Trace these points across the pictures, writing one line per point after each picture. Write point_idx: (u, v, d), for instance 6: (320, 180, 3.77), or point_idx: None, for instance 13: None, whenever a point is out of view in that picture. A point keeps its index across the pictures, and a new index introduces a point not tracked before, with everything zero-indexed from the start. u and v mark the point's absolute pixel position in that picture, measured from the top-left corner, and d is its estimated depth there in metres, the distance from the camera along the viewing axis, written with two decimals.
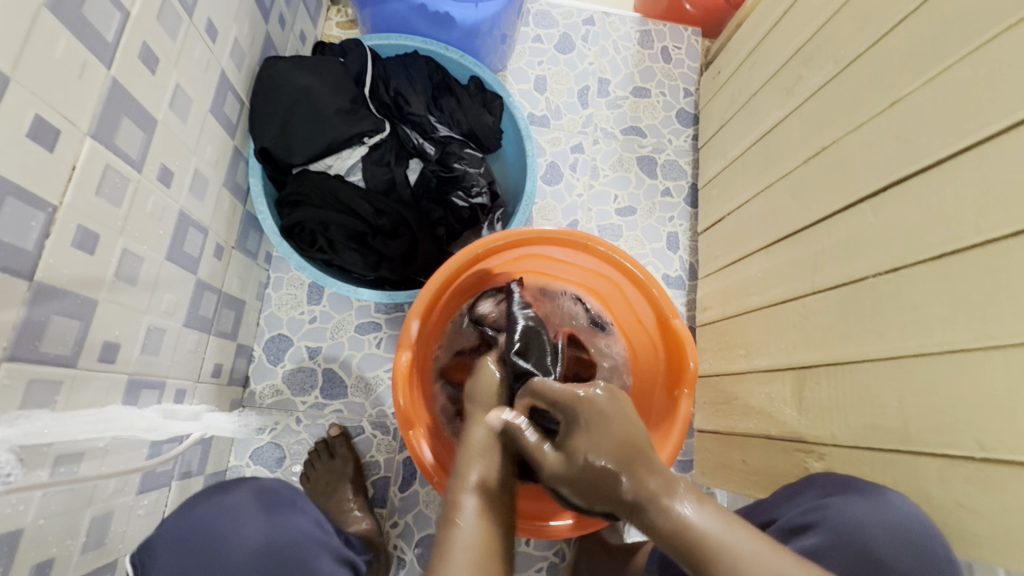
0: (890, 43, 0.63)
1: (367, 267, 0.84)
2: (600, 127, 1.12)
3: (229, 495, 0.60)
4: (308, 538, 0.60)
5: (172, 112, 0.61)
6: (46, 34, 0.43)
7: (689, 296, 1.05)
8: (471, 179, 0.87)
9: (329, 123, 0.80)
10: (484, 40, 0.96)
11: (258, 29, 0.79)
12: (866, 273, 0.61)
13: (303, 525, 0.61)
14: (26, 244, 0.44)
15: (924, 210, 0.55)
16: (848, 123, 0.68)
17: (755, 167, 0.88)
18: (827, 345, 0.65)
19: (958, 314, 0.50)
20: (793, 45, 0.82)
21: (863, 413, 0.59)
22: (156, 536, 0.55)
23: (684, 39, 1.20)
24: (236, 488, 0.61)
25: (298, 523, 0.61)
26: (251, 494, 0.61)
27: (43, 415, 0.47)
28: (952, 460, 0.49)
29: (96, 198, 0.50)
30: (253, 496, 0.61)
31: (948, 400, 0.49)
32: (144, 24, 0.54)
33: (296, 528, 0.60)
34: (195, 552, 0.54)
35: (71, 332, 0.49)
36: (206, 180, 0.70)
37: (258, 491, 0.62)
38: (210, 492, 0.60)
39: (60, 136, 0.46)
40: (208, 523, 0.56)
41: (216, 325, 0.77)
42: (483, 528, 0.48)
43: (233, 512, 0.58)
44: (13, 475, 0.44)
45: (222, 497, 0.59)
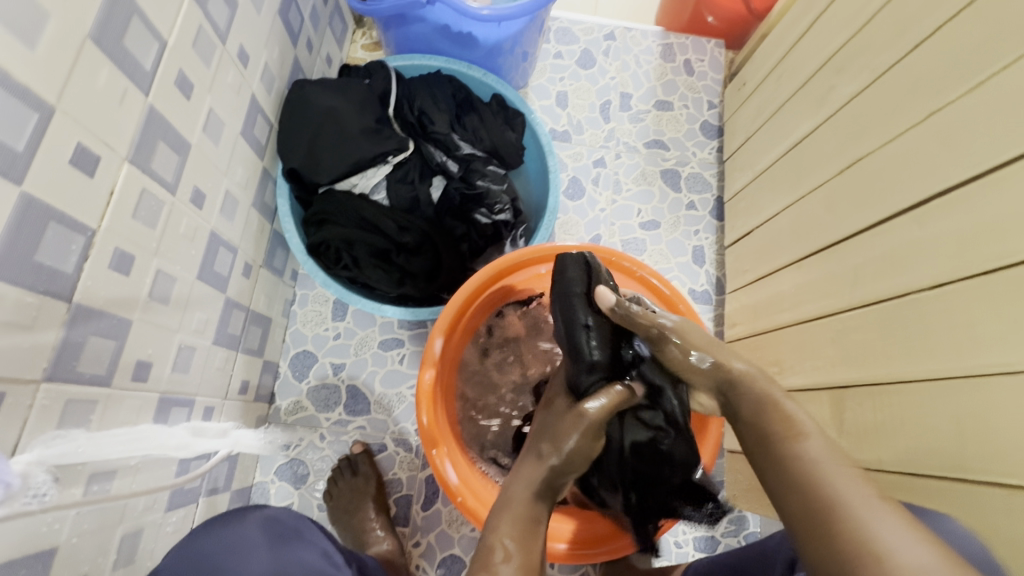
0: (924, 52, 0.61)
1: (391, 284, 0.84)
2: (622, 141, 1.11)
3: (239, 527, 0.59)
4: (315, 569, 0.59)
5: (205, 136, 0.62)
6: (90, 66, 0.45)
7: (716, 311, 1.03)
8: (493, 196, 0.87)
9: (356, 143, 0.81)
10: (506, 58, 0.97)
11: (287, 53, 0.81)
12: (908, 288, 0.59)
13: (309, 558, 0.60)
14: (66, 268, 0.45)
15: (970, 223, 0.53)
16: (882, 134, 0.66)
17: (784, 179, 0.86)
18: (867, 364, 0.63)
19: (1012, 334, 0.47)
20: (821, 56, 0.80)
21: (912, 437, 0.56)
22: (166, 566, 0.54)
23: (707, 51, 1.19)
24: (248, 519, 0.60)
25: (300, 558, 0.59)
26: (260, 526, 0.60)
27: (79, 434, 0.48)
28: (1010, 490, 0.46)
29: (133, 221, 0.52)
30: (262, 527, 0.60)
31: (1005, 425, 0.46)
32: (180, 51, 0.56)
33: (298, 563, 0.58)
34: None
35: (107, 353, 0.50)
36: (236, 201, 0.72)
37: (268, 522, 0.61)
38: (225, 517, 0.59)
39: (100, 162, 0.47)
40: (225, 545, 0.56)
41: (243, 342, 0.79)
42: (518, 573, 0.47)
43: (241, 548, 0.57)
44: (48, 493, 0.45)
45: (231, 527, 0.58)
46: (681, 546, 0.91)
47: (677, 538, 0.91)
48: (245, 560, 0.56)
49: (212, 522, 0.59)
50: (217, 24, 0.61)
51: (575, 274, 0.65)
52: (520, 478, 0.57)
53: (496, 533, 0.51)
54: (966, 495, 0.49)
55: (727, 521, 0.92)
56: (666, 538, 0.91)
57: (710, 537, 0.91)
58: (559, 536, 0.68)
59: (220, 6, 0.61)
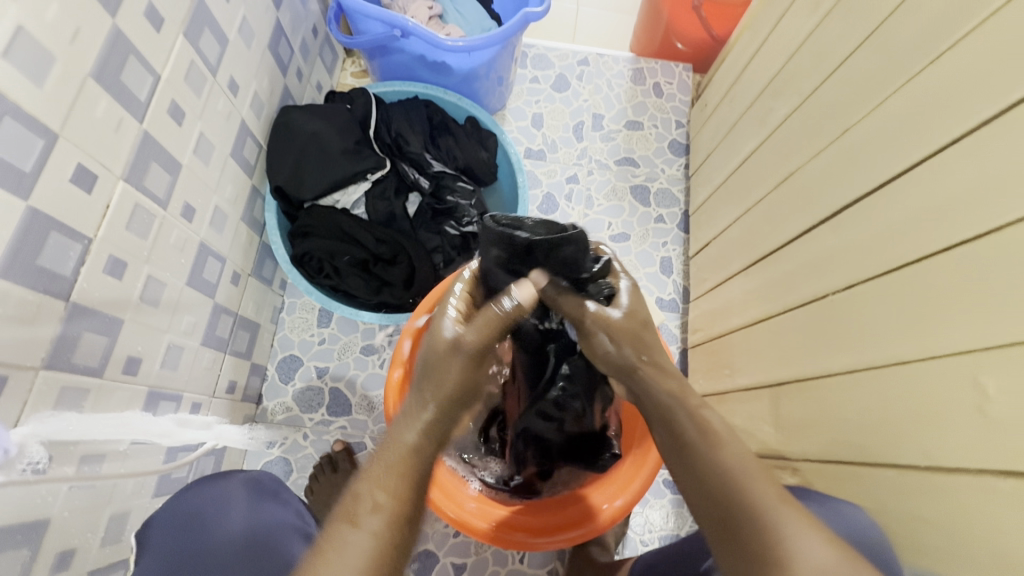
0: (840, 76, 0.68)
1: (370, 291, 0.90)
2: (594, 158, 1.18)
3: (224, 482, 0.65)
4: (287, 525, 0.64)
5: (196, 157, 0.70)
6: (91, 98, 0.52)
7: (683, 318, 1.08)
8: (462, 211, 0.95)
9: (336, 163, 0.90)
10: (481, 83, 1.05)
11: (277, 82, 0.89)
12: (827, 291, 0.64)
13: (283, 515, 0.65)
14: (65, 270, 0.52)
15: (874, 230, 0.58)
16: (808, 151, 0.72)
17: (735, 192, 0.92)
18: (798, 363, 0.67)
19: (904, 329, 0.52)
20: (764, 79, 0.87)
21: (831, 428, 0.61)
22: (157, 516, 0.61)
23: (675, 75, 1.26)
24: (232, 478, 0.66)
25: (278, 515, 0.65)
26: (242, 485, 0.66)
27: (71, 416, 0.54)
28: (906, 471, 0.51)
29: (125, 231, 0.59)
30: (243, 486, 0.65)
31: (900, 412, 0.51)
32: (173, 84, 0.64)
33: (275, 519, 0.64)
34: (189, 534, 0.60)
35: (100, 346, 0.57)
36: (225, 215, 0.79)
37: (250, 483, 0.67)
38: (207, 478, 0.65)
39: (98, 180, 0.54)
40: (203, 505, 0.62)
41: (231, 345, 0.85)
42: (383, 527, 0.43)
43: (221, 500, 0.63)
44: (43, 466, 0.51)
45: (214, 486, 0.64)
46: (647, 544, 0.94)
47: (643, 536, 0.95)
48: (223, 517, 0.62)
49: (194, 482, 0.65)
50: (208, 58, 0.69)
51: (570, 250, 0.61)
52: (416, 414, 0.51)
53: (366, 478, 0.46)
54: (873, 478, 0.54)
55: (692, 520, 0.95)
56: (632, 536, 0.95)
57: (675, 535, 0.95)
58: (515, 525, 0.72)
59: (211, 44, 0.69)
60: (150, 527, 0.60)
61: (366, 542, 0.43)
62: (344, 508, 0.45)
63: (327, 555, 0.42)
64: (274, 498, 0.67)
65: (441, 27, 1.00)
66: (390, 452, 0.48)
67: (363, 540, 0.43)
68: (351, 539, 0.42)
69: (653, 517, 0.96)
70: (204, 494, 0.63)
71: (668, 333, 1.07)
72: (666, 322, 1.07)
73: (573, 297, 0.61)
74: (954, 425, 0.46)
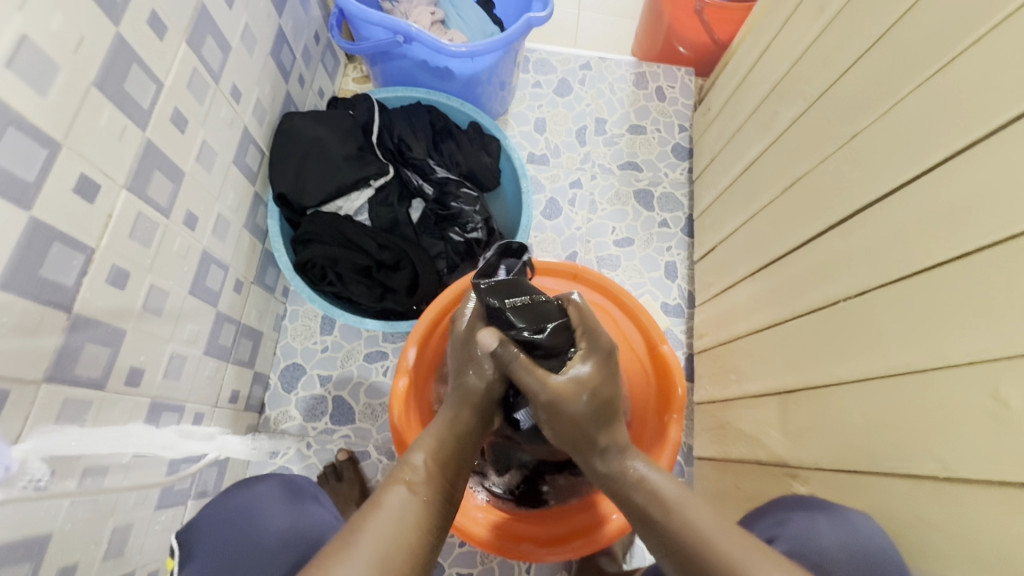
0: (846, 80, 0.67)
1: (374, 298, 0.90)
2: (597, 163, 1.18)
3: (256, 488, 0.64)
4: (329, 526, 0.64)
5: (198, 165, 0.69)
6: (93, 107, 0.52)
7: (688, 324, 1.07)
8: (466, 217, 0.94)
9: (339, 169, 0.89)
10: (484, 88, 1.04)
11: (279, 88, 0.89)
12: (836, 297, 0.63)
13: (325, 516, 0.64)
14: (67, 280, 0.51)
15: (884, 235, 0.58)
16: (815, 155, 0.72)
17: (740, 196, 0.92)
18: (807, 370, 0.67)
19: (917, 336, 0.51)
20: (768, 84, 0.87)
21: (836, 435, 0.60)
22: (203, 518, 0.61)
23: (678, 79, 1.26)
24: (264, 480, 0.66)
25: (318, 515, 0.64)
26: (278, 485, 0.65)
27: (73, 429, 0.53)
28: (919, 481, 0.49)
29: (129, 240, 0.58)
30: (279, 488, 0.65)
31: (914, 421, 0.51)
32: (176, 92, 0.63)
33: (316, 519, 0.63)
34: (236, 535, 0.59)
35: (102, 357, 0.56)
36: (228, 223, 0.79)
37: (284, 483, 0.66)
38: (240, 485, 0.65)
39: (101, 189, 0.54)
40: (237, 509, 0.61)
41: (234, 354, 0.84)
42: (425, 492, 0.51)
43: (260, 503, 0.62)
44: (44, 481, 0.50)
45: (247, 489, 0.64)
46: (654, 552, 0.93)
47: None
48: (263, 514, 0.61)
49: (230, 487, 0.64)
50: (211, 66, 0.69)
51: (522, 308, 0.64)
52: (454, 397, 0.62)
53: (415, 450, 0.55)
54: (886, 487, 0.53)
55: None
56: (640, 544, 0.94)
57: None
58: (519, 536, 0.72)
59: (214, 51, 0.69)
60: (201, 526, 0.60)
61: (413, 504, 0.49)
62: (394, 474, 0.52)
63: (379, 509, 0.48)
64: (314, 501, 0.67)
65: (443, 32, 0.99)
66: (434, 428, 0.58)
67: (410, 501, 0.49)
68: (402, 499, 0.49)
69: None
70: (237, 497, 0.63)
71: (673, 339, 1.06)
72: (671, 328, 1.07)
73: (525, 363, 0.60)
74: (968, 432, 0.45)
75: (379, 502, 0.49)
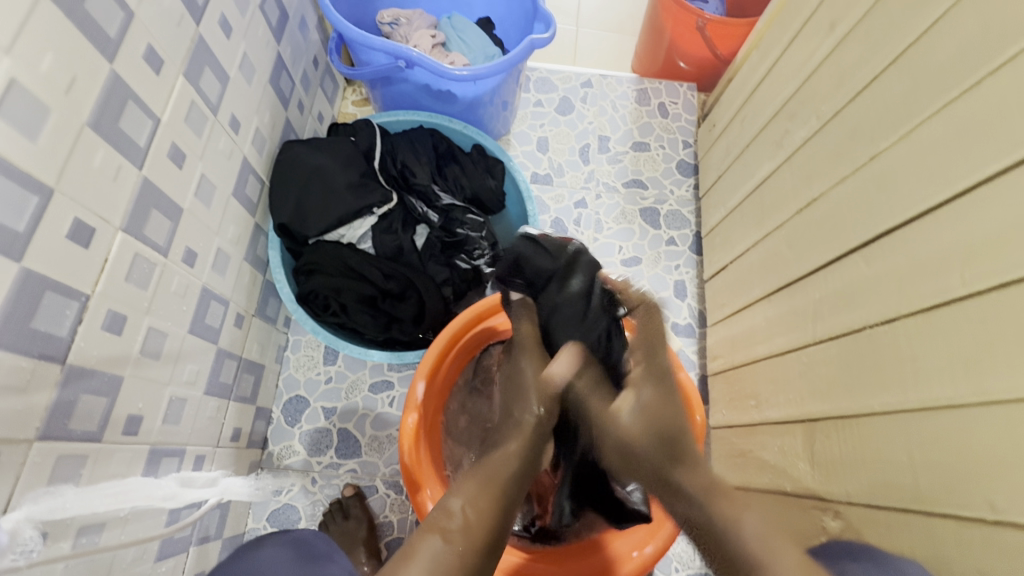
0: (864, 100, 0.66)
1: (379, 328, 0.88)
2: (602, 182, 1.16)
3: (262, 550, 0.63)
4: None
5: (197, 200, 0.67)
6: (87, 148, 0.49)
7: (700, 344, 1.05)
8: (472, 243, 0.92)
9: (341, 197, 0.86)
10: (486, 109, 1.02)
11: (279, 115, 0.87)
12: (865, 323, 0.62)
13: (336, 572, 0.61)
14: (60, 331, 0.48)
15: (913, 261, 0.56)
16: (833, 176, 0.70)
17: (753, 215, 0.90)
18: (836, 398, 0.65)
19: (956, 368, 0.49)
20: (778, 102, 0.86)
21: (875, 468, 0.58)
22: None
23: (680, 94, 1.24)
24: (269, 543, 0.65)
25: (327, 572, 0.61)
26: (287, 545, 0.65)
27: (67, 490, 0.50)
28: (968, 523, 0.47)
29: (125, 284, 0.56)
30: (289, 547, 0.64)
31: (959, 457, 0.48)
32: (174, 127, 0.61)
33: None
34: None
35: (98, 409, 0.54)
36: (228, 256, 0.76)
37: (295, 543, 0.65)
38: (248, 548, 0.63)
39: (96, 233, 0.51)
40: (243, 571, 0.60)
41: (235, 390, 0.82)
42: (462, 537, 0.55)
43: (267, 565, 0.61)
44: (36, 550, 0.47)
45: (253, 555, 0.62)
46: None
47: None
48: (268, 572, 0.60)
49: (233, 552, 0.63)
50: (209, 98, 0.67)
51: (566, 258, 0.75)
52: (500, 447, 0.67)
53: (455, 496, 0.60)
54: (930, 527, 0.51)
55: None
56: None
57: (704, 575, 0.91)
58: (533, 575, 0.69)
59: (212, 82, 0.67)
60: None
61: (446, 552, 0.53)
62: (434, 519, 0.57)
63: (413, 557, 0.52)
64: (327, 558, 0.64)
65: (444, 55, 0.98)
66: (475, 476, 0.62)
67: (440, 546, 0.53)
68: (435, 548, 0.53)
69: (679, 555, 0.91)
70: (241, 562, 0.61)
71: (685, 360, 1.04)
72: (683, 349, 1.05)
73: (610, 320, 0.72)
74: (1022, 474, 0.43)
75: (413, 547, 0.54)
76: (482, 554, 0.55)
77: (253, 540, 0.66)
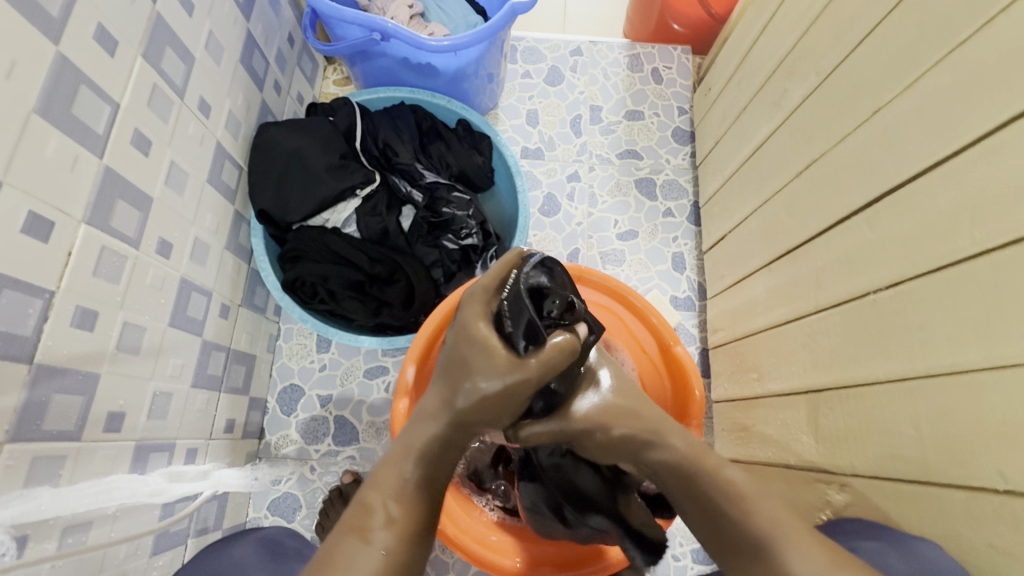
0: (866, 51, 0.62)
1: (368, 314, 0.86)
2: (595, 153, 1.12)
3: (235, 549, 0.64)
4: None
5: (168, 188, 0.64)
6: (37, 137, 0.47)
7: (701, 317, 1.02)
8: (460, 222, 0.89)
9: (322, 181, 0.83)
10: (471, 82, 0.98)
11: (254, 97, 0.84)
12: (869, 289, 0.59)
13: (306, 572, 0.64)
14: (25, 330, 0.47)
15: (918, 222, 0.53)
16: (833, 135, 0.66)
17: (751, 182, 0.86)
18: (839, 369, 0.63)
19: (965, 333, 0.47)
20: (775, 60, 0.81)
21: (881, 440, 0.56)
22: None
23: (674, 58, 1.19)
24: (243, 542, 0.66)
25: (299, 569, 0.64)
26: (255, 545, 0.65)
27: (43, 492, 0.49)
28: (978, 494, 0.45)
29: (93, 278, 0.54)
30: (257, 550, 0.65)
31: (967, 426, 0.46)
32: (135, 112, 0.58)
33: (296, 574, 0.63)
34: None
35: (75, 407, 0.52)
36: (207, 246, 0.74)
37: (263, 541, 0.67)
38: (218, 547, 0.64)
39: (55, 227, 0.49)
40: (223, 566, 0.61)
41: (226, 382, 0.80)
42: (397, 539, 0.48)
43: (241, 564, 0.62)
44: (9, 555, 0.46)
45: (224, 555, 0.63)
46: (679, 559, 0.89)
47: (675, 551, 0.90)
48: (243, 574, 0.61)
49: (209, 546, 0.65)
50: (174, 81, 0.64)
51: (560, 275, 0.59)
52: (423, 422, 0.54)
53: (375, 491, 0.51)
54: (936, 497, 0.49)
55: None
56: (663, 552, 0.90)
57: None
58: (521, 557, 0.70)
59: (175, 64, 0.64)
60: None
61: (371, 553, 0.46)
62: (353, 517, 0.49)
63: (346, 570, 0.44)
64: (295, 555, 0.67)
65: (424, 26, 0.94)
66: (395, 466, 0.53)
67: (372, 556, 0.46)
68: (356, 553, 0.46)
69: (684, 530, 0.91)
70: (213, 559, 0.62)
71: (685, 335, 1.02)
72: (683, 323, 1.02)
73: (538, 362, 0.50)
74: None
75: (349, 554, 0.46)
76: (420, 547, 0.49)
77: (217, 542, 0.66)
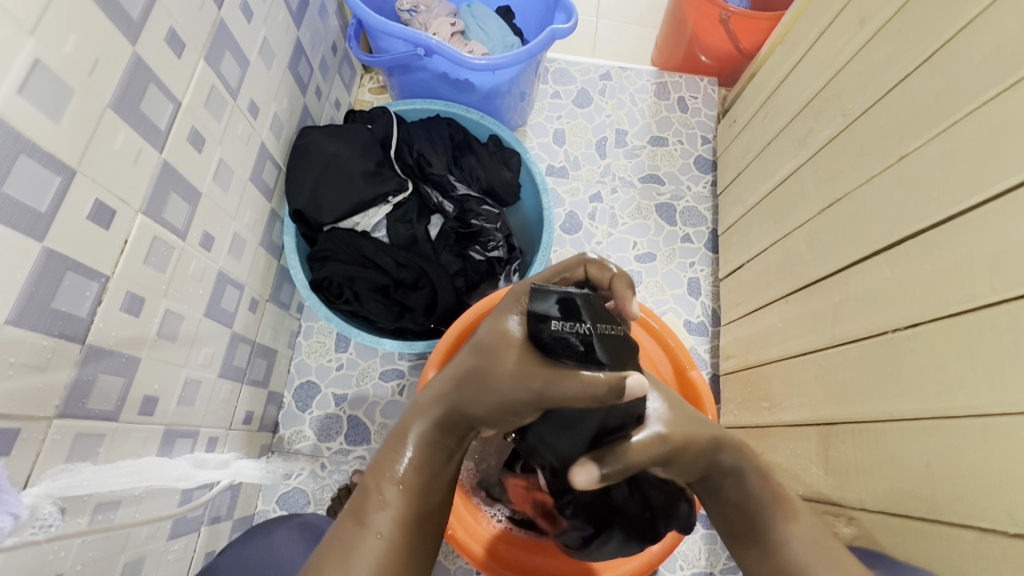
0: (893, 99, 0.64)
1: (390, 317, 0.88)
2: (618, 176, 1.15)
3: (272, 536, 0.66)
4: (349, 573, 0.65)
5: (215, 184, 0.67)
6: (109, 130, 0.50)
7: (713, 343, 1.04)
8: (487, 235, 0.93)
9: (356, 185, 0.86)
10: (504, 99, 1.01)
11: (297, 101, 0.87)
12: (887, 327, 0.61)
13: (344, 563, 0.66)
14: (80, 312, 0.49)
15: (938, 266, 0.55)
16: (859, 175, 0.68)
17: (772, 215, 0.89)
18: (852, 403, 0.64)
19: (980, 377, 0.48)
20: (803, 97, 0.84)
21: (893, 476, 0.57)
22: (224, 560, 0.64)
23: (700, 89, 1.22)
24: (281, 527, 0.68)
25: None
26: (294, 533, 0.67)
27: (85, 468, 0.51)
28: (988, 534, 0.47)
29: (143, 267, 0.56)
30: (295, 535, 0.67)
31: (982, 469, 0.47)
32: (193, 110, 0.61)
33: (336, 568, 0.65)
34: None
35: (116, 389, 0.54)
36: (244, 241, 0.76)
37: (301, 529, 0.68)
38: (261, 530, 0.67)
39: (116, 215, 0.52)
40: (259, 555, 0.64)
41: (249, 374, 0.82)
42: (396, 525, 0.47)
43: (281, 553, 0.64)
44: (54, 525, 0.48)
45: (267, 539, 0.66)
46: None
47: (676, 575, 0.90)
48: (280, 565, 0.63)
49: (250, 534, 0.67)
50: (229, 82, 0.67)
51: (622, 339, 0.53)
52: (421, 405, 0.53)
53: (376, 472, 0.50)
54: (944, 535, 0.50)
55: (727, 557, 0.91)
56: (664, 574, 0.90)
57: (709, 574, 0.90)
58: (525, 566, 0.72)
59: (232, 67, 0.67)
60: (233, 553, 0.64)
61: (376, 539, 0.46)
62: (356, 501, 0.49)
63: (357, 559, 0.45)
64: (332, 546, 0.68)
65: (463, 44, 0.97)
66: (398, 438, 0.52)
67: (380, 540, 0.46)
68: (363, 536, 0.46)
69: (686, 553, 0.91)
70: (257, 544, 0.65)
71: (698, 359, 1.03)
72: (695, 347, 1.04)
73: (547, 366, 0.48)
74: None
75: (349, 541, 0.46)
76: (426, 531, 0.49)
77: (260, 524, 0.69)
